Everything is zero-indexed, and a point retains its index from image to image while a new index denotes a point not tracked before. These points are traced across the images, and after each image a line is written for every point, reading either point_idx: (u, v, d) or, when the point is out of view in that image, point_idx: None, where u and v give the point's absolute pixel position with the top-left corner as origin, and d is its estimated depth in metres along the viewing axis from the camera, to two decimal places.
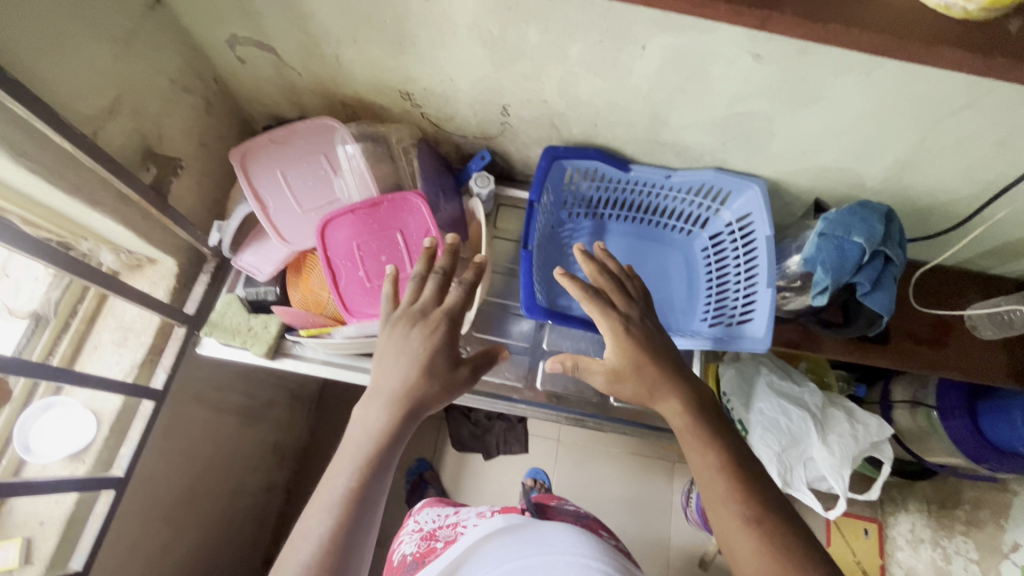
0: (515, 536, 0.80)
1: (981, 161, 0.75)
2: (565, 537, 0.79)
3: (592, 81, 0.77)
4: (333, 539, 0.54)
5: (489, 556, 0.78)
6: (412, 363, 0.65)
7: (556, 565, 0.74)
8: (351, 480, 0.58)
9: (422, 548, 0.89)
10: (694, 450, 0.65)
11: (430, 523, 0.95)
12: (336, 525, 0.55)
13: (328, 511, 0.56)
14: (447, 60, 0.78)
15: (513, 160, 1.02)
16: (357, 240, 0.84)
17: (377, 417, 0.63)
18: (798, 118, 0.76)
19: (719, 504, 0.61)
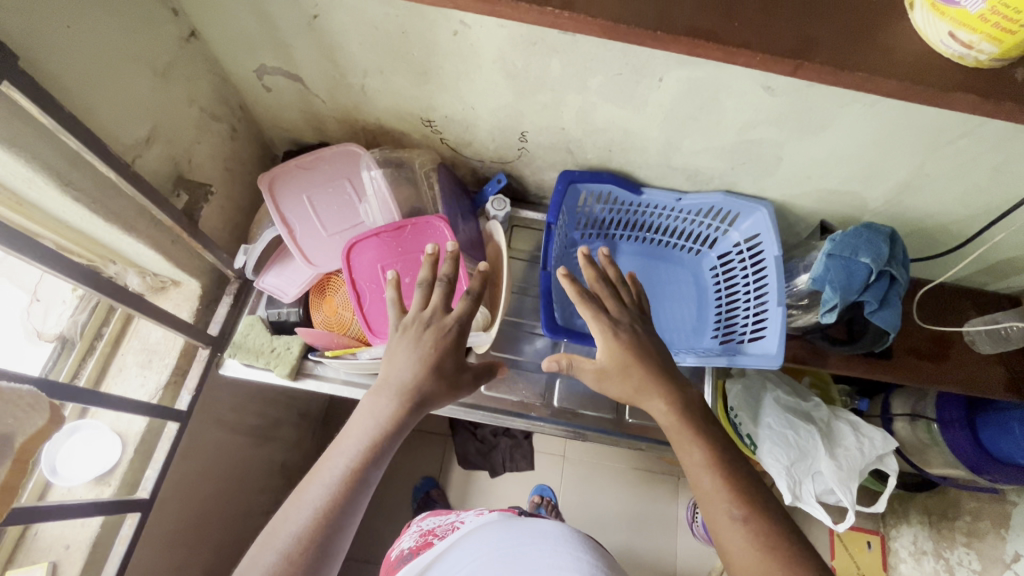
0: (502, 526, 0.83)
1: (978, 186, 0.80)
2: (547, 528, 0.82)
3: (609, 110, 0.81)
4: (326, 515, 0.55)
5: (486, 543, 0.80)
6: (421, 360, 0.66)
7: (552, 553, 0.76)
8: (352, 462, 0.60)
9: (418, 542, 0.91)
10: (687, 455, 0.67)
11: (431, 523, 0.96)
12: (331, 501, 0.56)
13: (324, 487, 0.57)
14: (469, 90, 0.82)
15: (527, 183, 1.05)
16: (381, 262, 0.86)
17: (383, 406, 0.64)
18: (805, 145, 0.80)
19: (711, 506, 0.63)
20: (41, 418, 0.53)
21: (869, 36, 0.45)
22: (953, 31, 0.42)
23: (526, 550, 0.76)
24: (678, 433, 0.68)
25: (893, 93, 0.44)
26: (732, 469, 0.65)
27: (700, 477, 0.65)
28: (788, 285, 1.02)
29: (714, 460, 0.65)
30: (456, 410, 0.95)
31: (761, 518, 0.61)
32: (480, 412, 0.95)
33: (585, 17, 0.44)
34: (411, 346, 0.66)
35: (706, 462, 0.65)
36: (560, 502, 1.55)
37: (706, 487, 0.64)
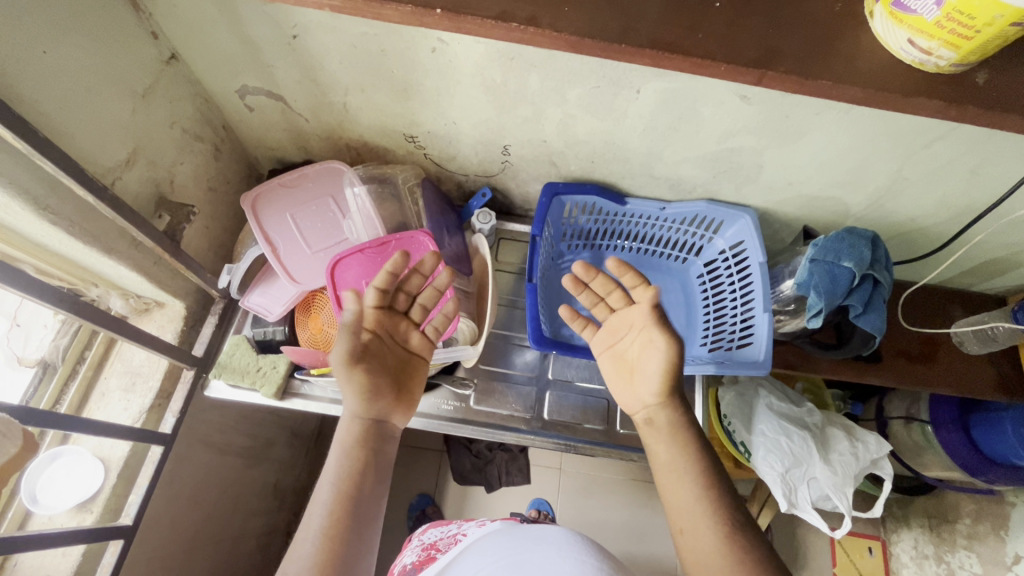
0: (510, 534, 0.82)
1: (957, 188, 0.80)
2: (556, 535, 0.80)
3: (590, 122, 0.81)
4: (330, 532, 0.60)
5: (489, 554, 0.79)
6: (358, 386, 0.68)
7: (555, 559, 0.74)
8: (337, 482, 0.63)
9: (422, 557, 0.89)
10: (671, 477, 0.67)
11: (432, 536, 0.95)
12: (322, 544, 0.59)
13: (312, 535, 0.60)
14: (451, 106, 0.82)
15: (513, 196, 1.05)
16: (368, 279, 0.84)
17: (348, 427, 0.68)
18: (784, 152, 0.81)
19: (691, 529, 0.63)
20: (15, 446, 0.52)
21: (835, 45, 0.45)
22: (913, 38, 0.42)
23: (527, 558, 0.75)
24: (660, 454, 0.69)
25: (861, 99, 0.44)
26: (717, 487, 0.65)
27: (681, 499, 0.65)
28: (774, 291, 1.03)
29: (702, 479, 0.65)
30: (446, 426, 0.93)
31: (740, 532, 0.61)
32: (470, 427, 0.94)
33: (552, 32, 0.44)
34: (342, 372, 0.68)
35: (692, 480, 0.65)
36: (558, 516, 1.53)
37: (686, 507, 0.64)
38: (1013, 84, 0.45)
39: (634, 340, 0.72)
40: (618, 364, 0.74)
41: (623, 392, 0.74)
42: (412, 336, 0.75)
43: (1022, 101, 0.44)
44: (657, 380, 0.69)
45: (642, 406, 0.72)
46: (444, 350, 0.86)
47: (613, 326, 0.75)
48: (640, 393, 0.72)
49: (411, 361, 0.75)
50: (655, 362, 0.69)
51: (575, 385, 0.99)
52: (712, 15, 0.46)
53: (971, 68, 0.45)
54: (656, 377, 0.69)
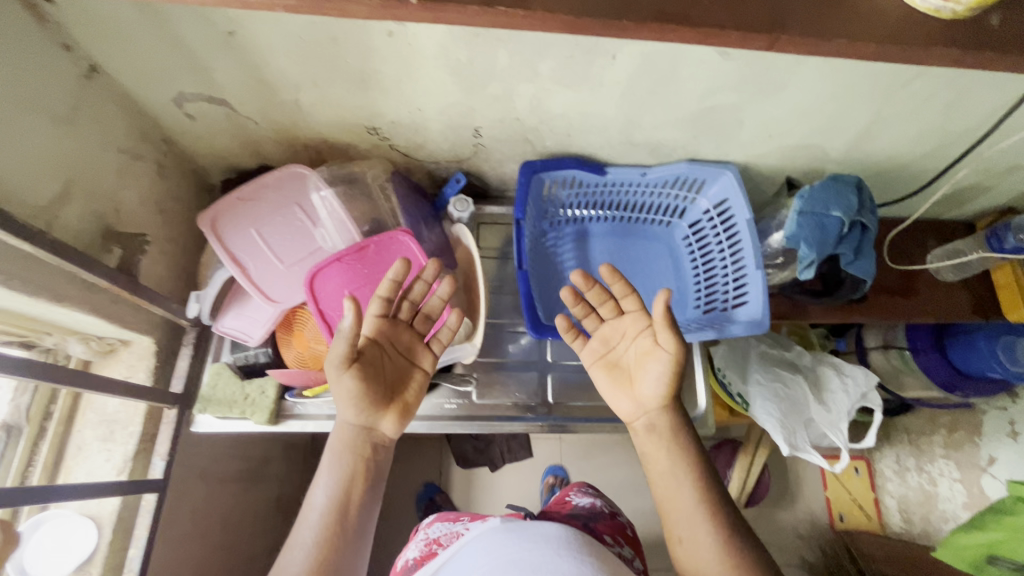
0: (508, 528, 0.78)
1: (933, 123, 0.81)
2: (556, 531, 0.75)
3: (565, 94, 0.77)
4: (324, 539, 0.61)
5: (487, 553, 0.74)
6: (353, 394, 0.66)
7: (555, 559, 0.70)
8: (330, 489, 0.64)
9: (423, 552, 0.89)
10: (670, 485, 0.67)
11: (435, 529, 0.93)
12: (311, 553, 0.60)
13: (303, 544, 0.61)
14: (415, 92, 0.76)
15: (487, 178, 0.99)
16: (350, 289, 0.78)
17: (341, 434, 0.67)
18: (764, 105, 0.79)
19: (689, 538, 0.64)
20: None
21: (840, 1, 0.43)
22: None
23: (525, 556, 0.71)
24: (658, 462, 0.69)
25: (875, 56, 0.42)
26: (713, 491, 0.66)
27: (680, 507, 0.66)
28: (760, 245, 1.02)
29: (698, 486, 0.66)
30: (450, 426, 0.91)
31: (737, 539, 0.64)
32: (475, 423, 0.91)
33: (545, 13, 0.39)
34: (336, 378, 0.65)
35: (691, 484, 0.67)
36: None
37: (685, 516, 0.65)
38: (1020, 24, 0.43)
39: (628, 348, 0.72)
40: (614, 372, 0.73)
41: (619, 402, 0.72)
42: (414, 346, 0.73)
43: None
44: (662, 385, 0.68)
45: (641, 412, 0.70)
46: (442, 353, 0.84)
47: (604, 335, 0.74)
48: (640, 399, 0.70)
49: (411, 371, 0.72)
50: (658, 368, 0.67)
51: (573, 364, 0.98)
52: None
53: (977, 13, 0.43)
54: (661, 380, 0.67)
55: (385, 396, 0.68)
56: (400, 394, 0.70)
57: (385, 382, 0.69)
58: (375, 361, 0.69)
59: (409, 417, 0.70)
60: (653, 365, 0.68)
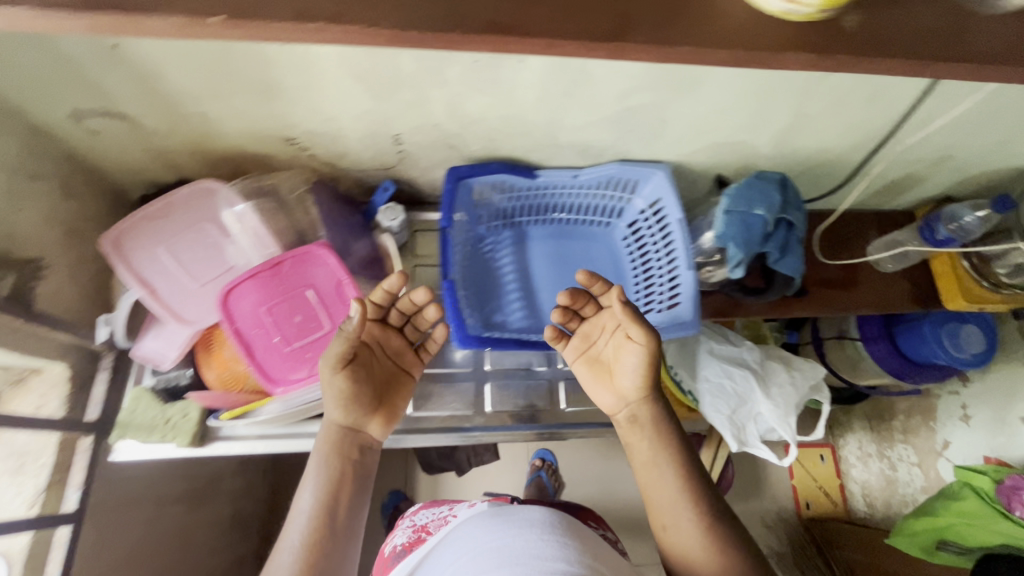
0: (493, 513, 0.74)
1: (856, 117, 0.80)
2: (539, 516, 0.71)
3: (480, 99, 0.75)
4: (312, 541, 0.59)
5: (468, 540, 0.72)
6: (342, 395, 0.66)
7: (540, 544, 0.66)
8: (317, 491, 0.62)
9: (411, 539, 0.88)
10: (653, 475, 0.67)
11: (424, 516, 0.93)
12: (302, 553, 0.58)
13: (290, 548, 0.58)
14: (324, 100, 0.74)
15: (420, 185, 0.97)
16: (266, 305, 0.76)
17: (328, 435, 0.66)
18: (684, 104, 0.77)
19: (672, 525, 0.65)
20: None
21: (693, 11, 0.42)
22: None
23: (509, 542, 0.66)
24: (640, 451, 0.69)
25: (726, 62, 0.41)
26: (696, 481, 0.66)
27: (665, 497, 0.66)
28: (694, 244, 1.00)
29: (681, 477, 0.66)
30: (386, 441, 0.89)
31: (721, 526, 0.64)
32: (413, 436, 0.90)
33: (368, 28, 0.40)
34: (327, 378, 0.65)
35: (677, 477, 0.66)
36: None
37: (668, 506, 0.65)
38: (874, 28, 0.43)
39: (608, 343, 0.72)
40: (595, 367, 0.73)
41: (598, 393, 0.73)
42: (403, 351, 0.74)
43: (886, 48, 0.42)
44: (638, 376, 0.67)
45: (622, 405, 0.70)
46: None
47: (586, 331, 0.73)
48: (620, 392, 0.70)
49: (398, 373, 0.72)
50: (633, 359, 0.66)
51: (514, 371, 0.96)
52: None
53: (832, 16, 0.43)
54: (637, 372, 0.66)
55: (374, 397, 0.68)
56: (387, 397, 0.70)
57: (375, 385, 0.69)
58: (367, 362, 0.69)
59: (394, 420, 0.71)
60: (626, 357, 0.67)
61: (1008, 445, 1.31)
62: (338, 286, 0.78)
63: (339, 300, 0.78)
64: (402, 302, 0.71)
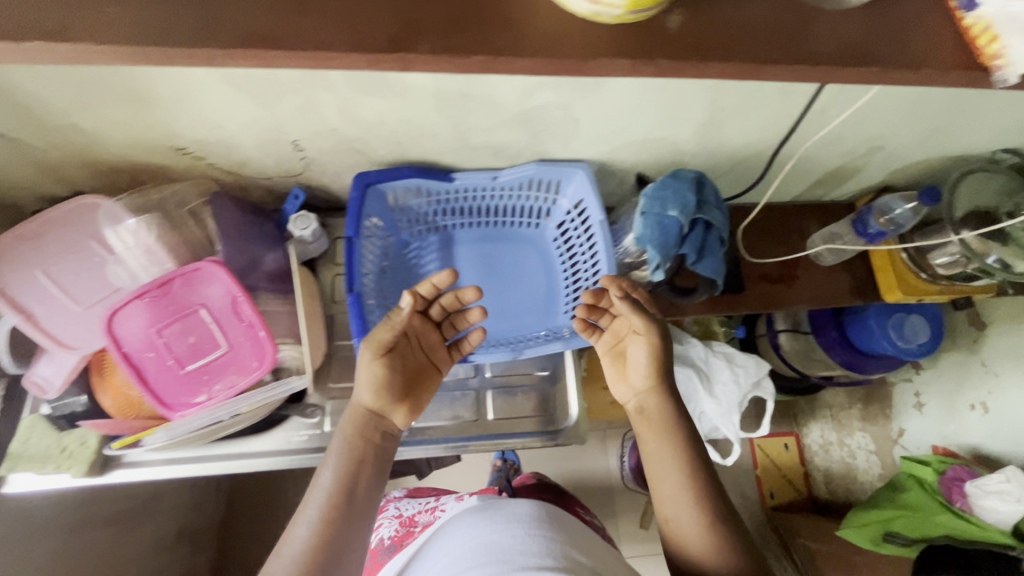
0: (481, 509, 0.77)
1: (774, 109, 0.77)
2: (524, 510, 0.73)
3: (373, 102, 0.70)
4: (326, 523, 0.62)
5: (458, 535, 0.75)
6: (376, 381, 0.69)
7: (526, 539, 0.68)
8: (335, 473, 0.65)
9: (399, 532, 0.93)
10: (657, 465, 0.70)
11: (410, 509, 0.98)
12: (315, 531, 0.61)
13: (306, 524, 0.62)
14: (205, 108, 0.69)
15: (335, 190, 0.93)
16: (155, 327, 0.72)
17: (348, 421, 0.69)
18: (592, 102, 0.73)
19: (675, 518, 0.67)
20: None
21: (521, 27, 0.44)
22: None
23: (498, 539, 0.69)
24: (648, 441, 0.72)
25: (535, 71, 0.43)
26: (702, 481, 0.68)
27: (668, 489, 0.68)
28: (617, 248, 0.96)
29: (687, 472, 0.68)
30: (298, 462, 0.86)
31: (721, 522, 0.66)
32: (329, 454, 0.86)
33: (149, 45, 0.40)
34: (364, 364, 0.69)
35: (677, 471, 0.68)
36: None
37: (672, 498, 0.68)
38: (699, 26, 0.45)
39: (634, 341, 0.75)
40: (619, 361, 0.76)
41: (619, 383, 0.76)
42: (437, 346, 0.77)
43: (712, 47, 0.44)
44: (644, 368, 0.72)
45: (632, 395, 0.74)
46: (272, 387, 0.78)
47: (615, 330, 0.76)
48: (631, 383, 0.74)
49: (430, 369, 0.76)
50: (640, 350, 0.72)
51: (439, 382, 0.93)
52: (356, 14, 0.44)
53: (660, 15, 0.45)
54: (644, 364, 0.72)
55: (405, 387, 0.72)
56: (415, 389, 0.73)
57: (409, 376, 0.73)
58: (403, 353, 0.73)
59: (418, 412, 0.74)
60: (635, 348, 0.72)
61: (958, 432, 1.29)
62: (233, 304, 0.74)
63: (236, 317, 0.74)
64: (445, 300, 0.76)
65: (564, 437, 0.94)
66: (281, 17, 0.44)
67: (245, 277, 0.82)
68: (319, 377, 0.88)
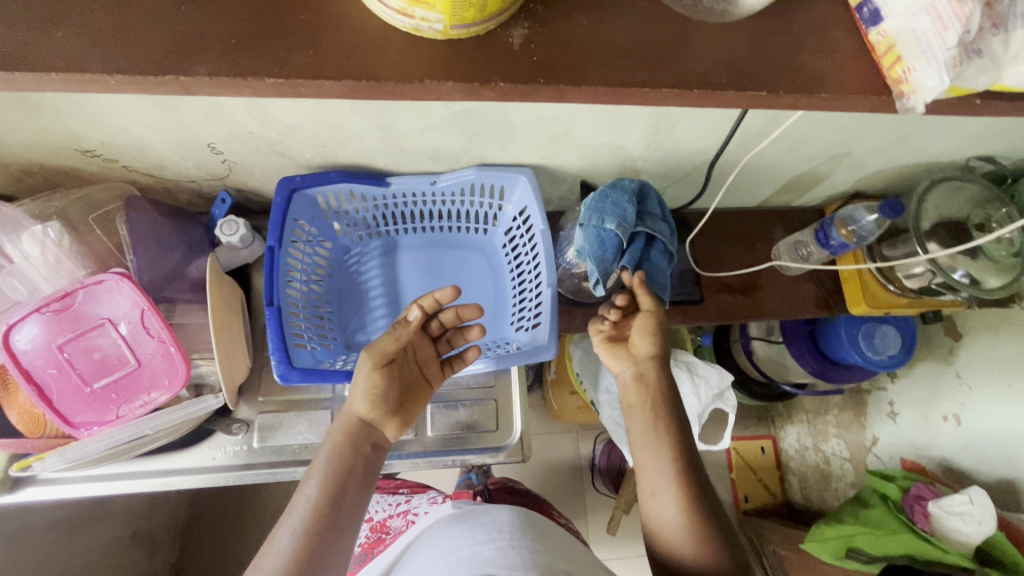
0: (464, 519, 0.71)
1: (723, 114, 0.71)
2: (509, 524, 0.67)
3: (284, 105, 0.65)
4: (308, 532, 0.57)
5: (435, 544, 0.69)
6: (371, 391, 0.65)
7: (509, 550, 0.62)
8: (321, 483, 0.60)
9: (370, 539, 0.89)
10: (647, 442, 0.67)
11: (380, 513, 0.93)
12: (297, 542, 0.56)
13: (288, 534, 0.57)
14: (102, 111, 0.64)
15: (267, 193, 0.88)
16: (58, 343, 0.68)
17: (338, 428, 0.65)
18: (523, 108, 0.68)
19: (658, 494, 0.64)
20: None
21: (390, 59, 0.42)
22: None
23: (479, 551, 0.62)
24: (637, 416, 0.69)
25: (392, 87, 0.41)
26: (694, 478, 0.64)
27: (648, 464, 0.66)
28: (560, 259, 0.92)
29: (677, 468, 0.64)
30: (227, 478, 0.82)
31: (702, 503, 0.62)
32: (256, 471, 0.82)
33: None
34: (363, 372, 0.65)
35: (666, 448, 0.65)
36: None
37: (655, 472, 0.65)
38: (545, 39, 0.44)
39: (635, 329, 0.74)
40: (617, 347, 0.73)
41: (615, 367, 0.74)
42: (431, 361, 0.73)
43: (560, 69, 0.43)
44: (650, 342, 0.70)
45: (631, 367, 0.72)
46: (189, 406, 0.75)
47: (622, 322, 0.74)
48: (634, 356, 0.72)
49: (422, 383, 0.72)
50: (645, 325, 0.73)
51: None
52: (210, 41, 0.41)
53: (501, 29, 0.44)
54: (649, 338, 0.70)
55: (399, 399, 0.67)
56: (410, 401, 0.69)
57: (406, 387, 0.68)
58: (404, 360, 0.69)
59: (410, 424, 0.70)
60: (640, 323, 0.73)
61: (931, 444, 1.23)
62: (141, 318, 0.69)
63: (145, 334, 0.70)
64: (444, 316, 0.72)
65: (508, 454, 0.90)
66: (141, 29, 0.41)
67: (164, 287, 0.78)
68: (247, 392, 0.85)
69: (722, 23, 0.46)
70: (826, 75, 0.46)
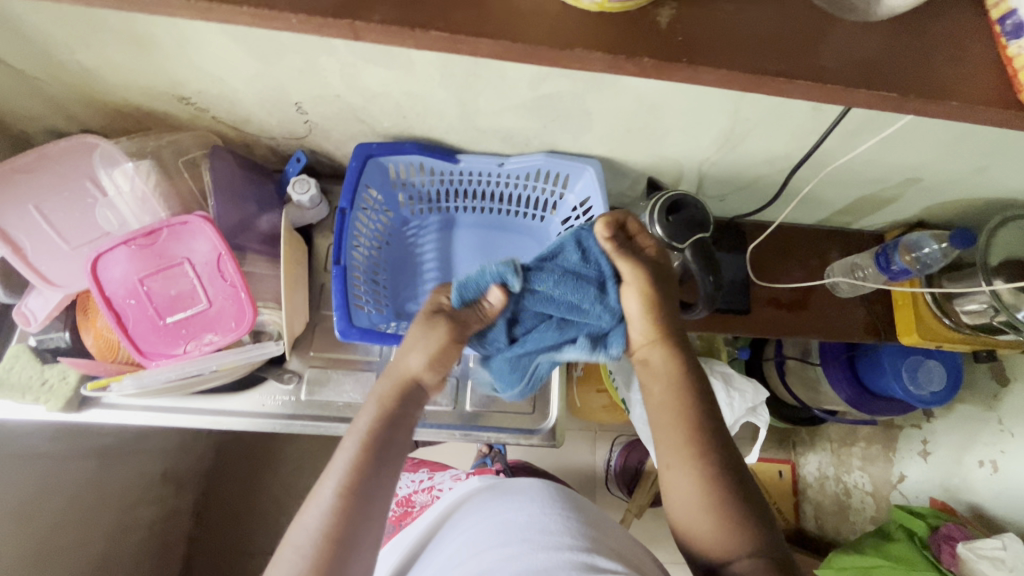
0: (495, 491, 0.73)
1: (803, 125, 0.71)
2: (543, 496, 0.69)
3: (374, 71, 0.68)
4: (348, 490, 0.54)
5: (470, 516, 0.70)
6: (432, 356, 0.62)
7: (544, 518, 0.65)
8: (361, 443, 0.57)
9: (398, 513, 0.91)
10: (661, 417, 0.62)
11: (404, 486, 0.95)
12: (342, 499, 0.54)
13: (326, 494, 0.54)
14: (205, 60, 0.68)
15: (338, 158, 0.91)
16: (141, 276, 0.73)
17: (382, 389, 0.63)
18: (604, 98, 0.69)
19: (672, 467, 0.60)
20: None
21: (509, 27, 0.43)
22: None
23: (516, 519, 0.64)
24: (652, 394, 0.64)
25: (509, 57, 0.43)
26: (707, 444, 0.60)
27: (660, 437, 0.62)
28: None
29: (688, 434, 0.60)
30: (271, 425, 0.85)
31: (722, 479, 0.58)
32: (299, 423, 0.85)
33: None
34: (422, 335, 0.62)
35: (683, 421, 0.61)
36: None
37: (671, 443, 0.60)
38: (689, 22, 0.46)
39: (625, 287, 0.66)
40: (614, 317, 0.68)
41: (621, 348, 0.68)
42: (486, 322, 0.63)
43: (700, 50, 0.44)
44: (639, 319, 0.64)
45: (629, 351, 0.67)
46: (250, 349, 0.76)
47: None
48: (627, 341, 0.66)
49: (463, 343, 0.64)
50: (632, 303, 0.63)
51: None
52: None
53: (649, 8, 0.46)
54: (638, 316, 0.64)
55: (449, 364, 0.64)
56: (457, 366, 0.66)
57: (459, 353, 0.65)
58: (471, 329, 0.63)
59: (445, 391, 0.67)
60: (626, 303, 0.64)
61: (962, 486, 1.20)
62: (216, 262, 0.74)
63: (218, 276, 0.74)
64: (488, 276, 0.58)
65: (540, 437, 0.92)
66: None
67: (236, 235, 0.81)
68: (300, 344, 0.89)
69: (864, 22, 0.47)
70: (958, 82, 0.46)
